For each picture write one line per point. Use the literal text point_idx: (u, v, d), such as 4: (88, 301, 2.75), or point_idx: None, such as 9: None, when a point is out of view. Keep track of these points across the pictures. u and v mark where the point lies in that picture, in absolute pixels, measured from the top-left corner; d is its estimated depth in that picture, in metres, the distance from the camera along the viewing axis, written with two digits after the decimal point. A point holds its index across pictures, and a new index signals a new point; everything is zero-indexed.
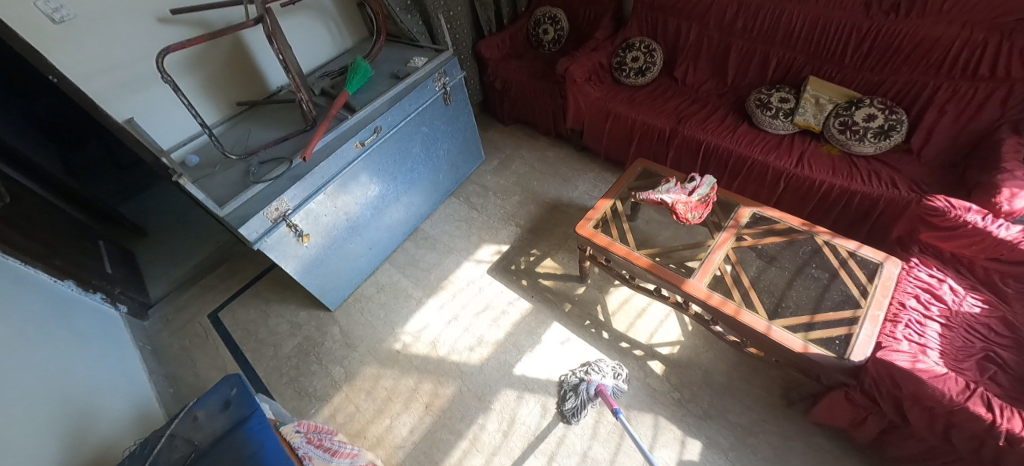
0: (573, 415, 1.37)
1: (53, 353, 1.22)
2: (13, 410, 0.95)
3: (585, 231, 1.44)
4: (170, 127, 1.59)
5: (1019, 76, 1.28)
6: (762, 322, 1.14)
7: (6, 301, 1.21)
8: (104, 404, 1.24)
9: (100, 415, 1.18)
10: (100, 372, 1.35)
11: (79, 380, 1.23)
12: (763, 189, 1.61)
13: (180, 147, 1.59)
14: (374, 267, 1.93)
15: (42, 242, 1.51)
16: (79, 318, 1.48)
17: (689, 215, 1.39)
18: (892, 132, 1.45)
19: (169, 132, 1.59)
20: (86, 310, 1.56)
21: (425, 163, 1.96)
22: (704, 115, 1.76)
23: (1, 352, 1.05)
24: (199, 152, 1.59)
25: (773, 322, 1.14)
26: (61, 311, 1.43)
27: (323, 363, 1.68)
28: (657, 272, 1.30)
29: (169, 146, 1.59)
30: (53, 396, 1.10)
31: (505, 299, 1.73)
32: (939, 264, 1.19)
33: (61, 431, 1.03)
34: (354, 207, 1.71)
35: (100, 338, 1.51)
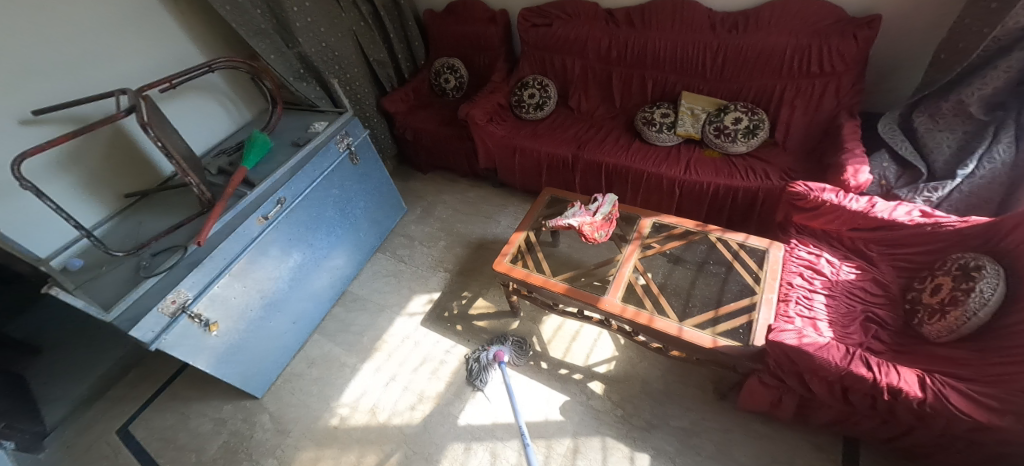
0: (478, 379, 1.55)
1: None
2: None
3: (502, 267, 1.46)
4: (43, 232, 1.46)
5: (842, 69, 1.49)
6: (675, 325, 1.20)
7: None
8: None
9: None
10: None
11: None
12: (664, 198, 1.73)
13: (59, 253, 1.45)
14: (303, 341, 1.82)
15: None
16: None
17: (596, 235, 1.45)
18: (758, 130, 1.62)
19: (42, 237, 1.45)
20: None
21: (343, 225, 1.93)
22: (600, 138, 1.88)
23: None
24: (82, 256, 1.46)
25: (683, 323, 1.19)
26: None
27: (254, 458, 1.53)
28: (573, 296, 1.33)
29: (44, 254, 1.45)
30: None
31: (442, 349, 1.69)
32: (815, 240, 1.32)
33: None
34: (268, 284, 1.63)
35: None
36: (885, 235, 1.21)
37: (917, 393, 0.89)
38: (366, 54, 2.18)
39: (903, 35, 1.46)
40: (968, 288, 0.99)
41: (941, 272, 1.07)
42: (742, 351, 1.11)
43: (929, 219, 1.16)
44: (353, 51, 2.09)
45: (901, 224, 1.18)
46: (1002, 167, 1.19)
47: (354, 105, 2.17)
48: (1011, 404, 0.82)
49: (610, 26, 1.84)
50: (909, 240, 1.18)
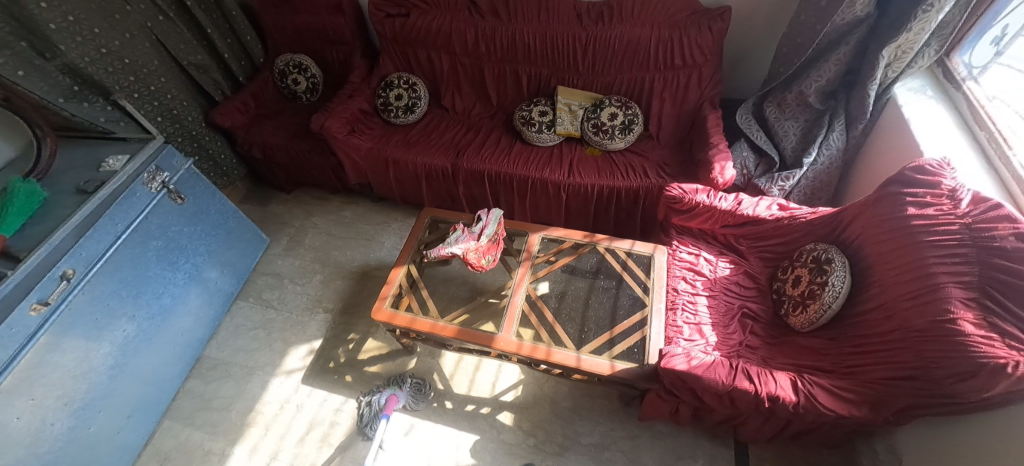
0: (369, 429, 1.37)
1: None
2: None
3: (382, 315, 1.27)
4: None
5: (702, 61, 1.51)
6: (572, 355, 1.13)
7: None
8: None
9: None
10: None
11: None
12: (551, 202, 1.66)
13: None
14: (148, 434, 1.45)
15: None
16: None
17: (482, 262, 1.34)
18: (633, 125, 1.60)
19: None
20: None
21: (178, 280, 1.54)
22: (480, 142, 1.74)
23: None
24: None
25: (581, 352, 1.13)
26: None
27: None
28: (465, 338, 1.20)
29: None
30: None
31: (330, 408, 1.47)
32: (693, 240, 1.34)
33: None
34: (74, 383, 1.23)
35: None
36: (752, 229, 1.27)
37: (792, 397, 0.92)
38: (175, 57, 1.71)
39: (749, 26, 1.52)
40: (822, 282, 1.05)
41: (800, 263, 1.14)
42: (639, 372, 1.08)
43: (786, 211, 1.23)
44: (153, 55, 1.63)
45: (764, 219, 1.24)
46: (837, 153, 1.30)
47: (170, 123, 1.72)
48: (866, 396, 0.89)
49: (474, 17, 1.66)
50: (771, 233, 1.24)
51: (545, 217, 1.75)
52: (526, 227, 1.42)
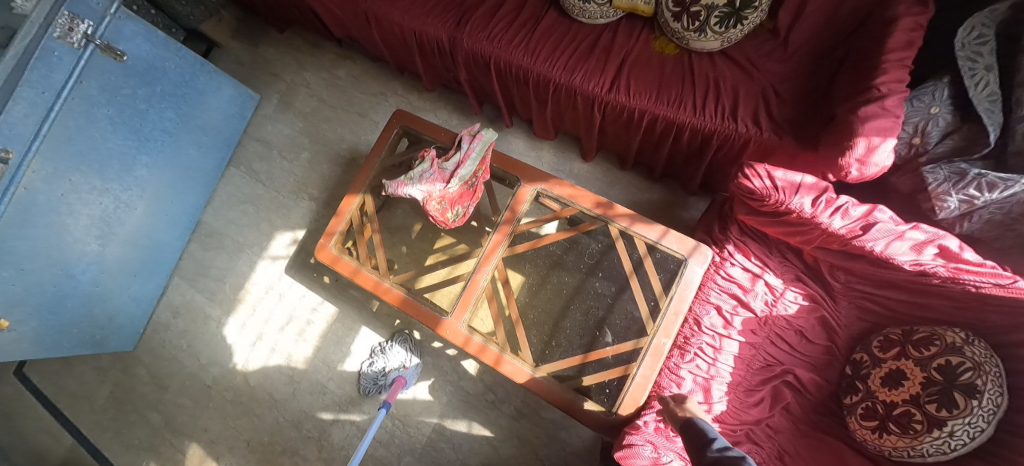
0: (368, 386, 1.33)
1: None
2: None
3: (326, 256, 1.09)
4: None
5: None
6: (522, 369, 0.89)
7: None
8: None
9: None
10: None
11: None
12: (580, 118, 1.15)
13: None
14: (161, 287, 1.60)
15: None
16: None
17: (448, 215, 1.06)
18: (746, 12, 0.93)
19: None
20: None
21: (149, 146, 1.40)
22: (495, 4, 1.15)
23: None
24: None
25: (534, 372, 0.88)
26: None
27: (140, 411, 1.52)
28: (409, 310, 1.00)
29: None
30: None
31: (308, 306, 1.46)
32: (759, 249, 0.87)
33: None
34: (63, 252, 1.27)
35: None
36: (869, 269, 0.76)
37: None
38: None
39: None
40: (931, 416, 0.64)
41: (915, 358, 0.69)
42: (600, 420, 0.84)
43: (949, 261, 0.66)
44: None
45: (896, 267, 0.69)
46: None
47: None
48: None
49: None
50: (896, 284, 0.76)
51: (572, 130, 1.26)
52: (518, 172, 1.03)
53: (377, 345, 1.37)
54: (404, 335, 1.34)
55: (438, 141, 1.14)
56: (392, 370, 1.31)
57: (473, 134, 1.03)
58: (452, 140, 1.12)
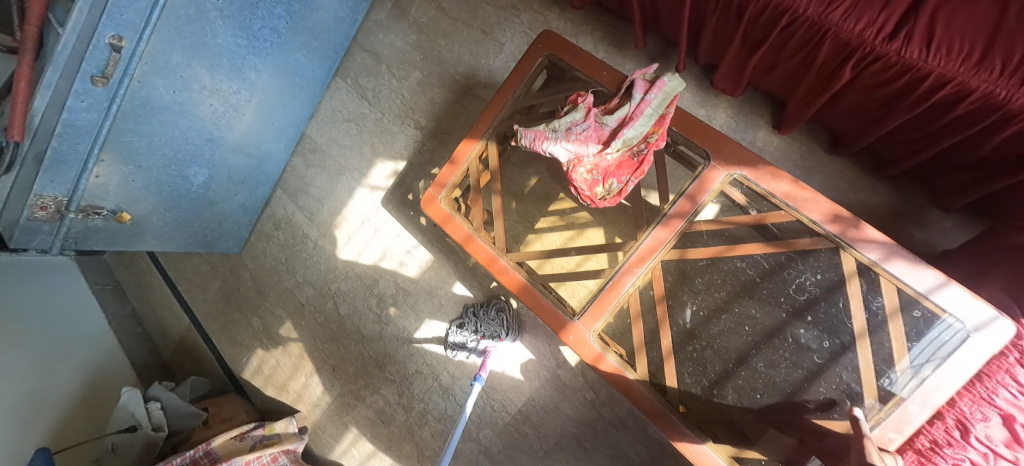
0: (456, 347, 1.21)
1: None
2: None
3: (436, 213, 0.91)
4: None
5: None
6: (669, 414, 0.73)
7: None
8: (49, 395, 1.34)
9: (37, 408, 1.29)
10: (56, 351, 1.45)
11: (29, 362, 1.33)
12: (806, 73, 0.79)
13: None
14: (266, 197, 1.59)
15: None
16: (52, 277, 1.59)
17: (597, 189, 0.84)
18: None
19: None
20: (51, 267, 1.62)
21: (258, 47, 1.24)
22: None
23: None
24: None
25: (684, 421, 0.72)
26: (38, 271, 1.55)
27: (243, 311, 1.60)
28: (528, 301, 0.82)
29: None
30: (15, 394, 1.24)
31: (402, 247, 1.34)
32: None
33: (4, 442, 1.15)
34: (178, 153, 1.24)
35: (70, 294, 1.61)
36: None
37: None
38: None
39: None
40: None
41: None
42: None
43: None
44: None
45: None
46: None
47: None
48: None
49: None
50: None
51: (776, 87, 0.89)
52: (710, 145, 0.77)
53: (469, 305, 1.22)
54: (497, 302, 1.18)
55: (594, 83, 0.88)
56: (484, 338, 1.16)
57: (652, 81, 0.78)
58: (617, 85, 0.85)
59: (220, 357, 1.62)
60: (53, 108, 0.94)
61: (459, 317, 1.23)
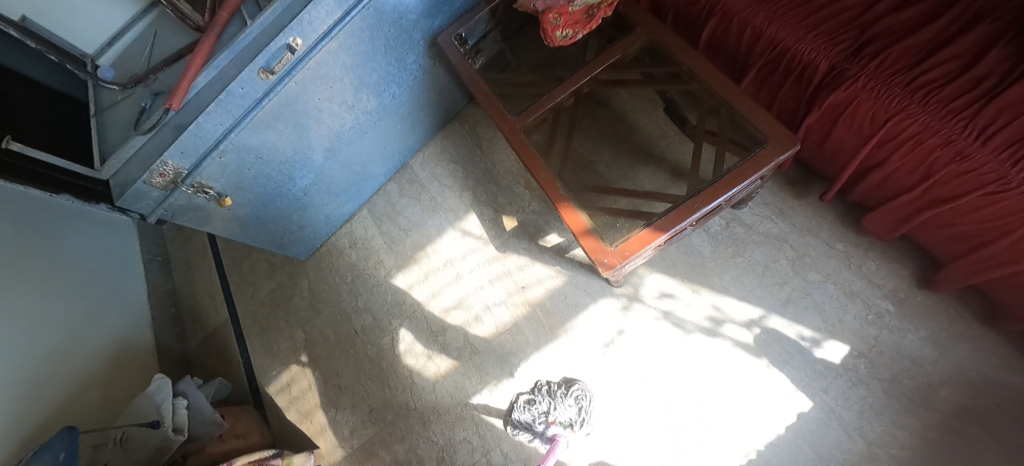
0: (521, 425, 1.09)
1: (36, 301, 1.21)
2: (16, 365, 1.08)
3: (573, 222, 0.88)
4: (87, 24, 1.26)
5: None
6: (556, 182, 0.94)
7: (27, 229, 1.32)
8: (81, 352, 1.29)
9: (66, 364, 1.23)
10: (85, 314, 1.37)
11: (63, 321, 1.28)
12: (993, 242, 0.77)
13: (109, 52, 1.31)
14: (348, 215, 1.58)
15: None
16: (92, 235, 1.57)
17: (558, 35, 1.03)
18: None
19: (86, 30, 1.27)
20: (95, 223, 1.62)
21: (403, 80, 1.31)
22: (930, 40, 0.80)
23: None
24: (123, 68, 1.26)
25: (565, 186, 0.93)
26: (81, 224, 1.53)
27: (289, 321, 1.53)
28: (485, 100, 1.08)
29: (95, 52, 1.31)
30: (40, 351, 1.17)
31: (483, 301, 1.30)
32: None
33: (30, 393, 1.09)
34: (296, 154, 1.25)
35: (107, 256, 1.59)
36: None
37: None
38: None
39: None
40: None
41: None
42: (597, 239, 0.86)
43: None
44: None
45: None
46: None
47: None
48: None
49: None
50: None
51: (940, 245, 0.88)
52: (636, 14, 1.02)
53: (538, 381, 1.13)
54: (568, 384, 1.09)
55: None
56: (555, 423, 1.05)
57: None
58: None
59: (248, 364, 1.52)
60: (212, 87, 1.02)
61: (529, 393, 1.12)
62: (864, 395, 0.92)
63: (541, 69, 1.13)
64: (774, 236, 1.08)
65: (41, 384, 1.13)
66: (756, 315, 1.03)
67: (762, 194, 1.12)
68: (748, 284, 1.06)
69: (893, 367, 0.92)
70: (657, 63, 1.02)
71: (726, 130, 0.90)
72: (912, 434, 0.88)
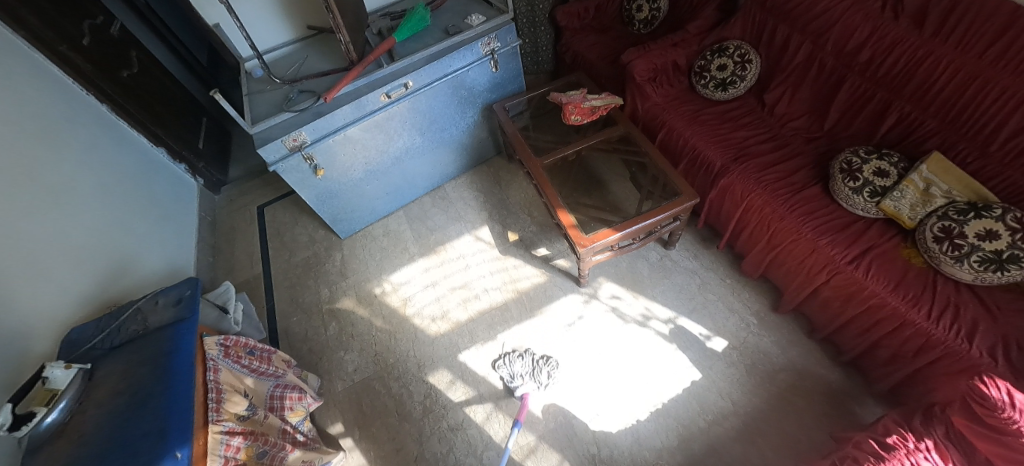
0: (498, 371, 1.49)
1: (102, 223, 1.53)
2: (72, 252, 1.36)
3: (566, 219, 1.42)
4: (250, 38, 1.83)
5: None
6: (558, 197, 1.49)
7: (99, 159, 1.65)
8: (142, 263, 1.61)
9: (130, 268, 1.55)
10: (153, 240, 1.72)
11: (128, 237, 1.61)
12: (800, 273, 1.33)
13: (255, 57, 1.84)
14: (387, 213, 2.04)
15: (134, 117, 1.88)
16: (160, 183, 1.94)
17: (573, 118, 1.68)
18: (1011, 265, 1.02)
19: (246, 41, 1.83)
20: (167, 175, 2.01)
21: (459, 126, 1.93)
22: (772, 160, 1.46)
23: (62, 215, 1.38)
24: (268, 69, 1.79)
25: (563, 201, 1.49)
26: (149, 172, 1.90)
27: (317, 281, 1.88)
28: (519, 146, 1.67)
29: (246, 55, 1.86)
30: (102, 252, 1.48)
31: (483, 285, 1.74)
32: (961, 460, 0.88)
33: (95, 273, 1.41)
34: (376, 154, 1.78)
35: (172, 202, 1.96)
36: None
37: None
38: None
39: None
40: None
41: None
42: (580, 231, 1.39)
43: None
44: None
45: None
46: None
47: (528, 28, 2.09)
48: None
49: (881, 13, 1.27)
50: None
51: (779, 280, 1.44)
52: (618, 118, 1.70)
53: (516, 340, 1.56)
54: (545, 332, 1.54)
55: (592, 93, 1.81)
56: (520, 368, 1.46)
57: (609, 95, 1.73)
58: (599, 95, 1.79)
59: (273, 309, 1.82)
60: (350, 95, 1.59)
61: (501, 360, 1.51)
62: (733, 371, 1.38)
63: (557, 135, 1.75)
64: (690, 269, 1.63)
65: (99, 270, 1.42)
66: (671, 315, 1.53)
67: (685, 243, 1.70)
68: (669, 296, 1.58)
69: (752, 356, 1.40)
70: (626, 146, 1.66)
71: (661, 187, 1.51)
72: (760, 398, 1.32)
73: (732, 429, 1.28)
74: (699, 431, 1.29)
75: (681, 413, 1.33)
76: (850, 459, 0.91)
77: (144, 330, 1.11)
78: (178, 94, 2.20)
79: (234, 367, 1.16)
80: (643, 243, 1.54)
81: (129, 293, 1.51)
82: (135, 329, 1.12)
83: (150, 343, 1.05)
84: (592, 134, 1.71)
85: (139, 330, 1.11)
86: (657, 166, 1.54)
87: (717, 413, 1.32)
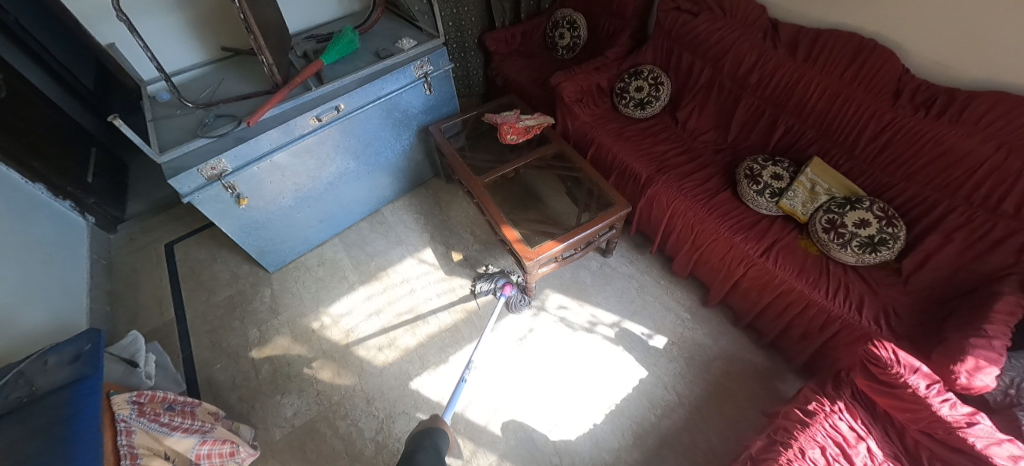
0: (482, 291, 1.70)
1: None
2: None
3: (511, 234, 1.45)
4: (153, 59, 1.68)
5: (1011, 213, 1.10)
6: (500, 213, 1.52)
7: None
8: (18, 318, 1.36)
9: (2, 325, 1.30)
10: (33, 291, 1.46)
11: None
12: (723, 269, 1.48)
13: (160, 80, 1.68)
14: (320, 241, 1.93)
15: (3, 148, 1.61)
16: (38, 223, 1.66)
17: (509, 138, 1.74)
18: (881, 247, 1.24)
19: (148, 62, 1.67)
20: (48, 215, 1.73)
21: (395, 148, 1.91)
22: (689, 169, 1.63)
23: None
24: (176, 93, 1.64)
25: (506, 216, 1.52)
26: (23, 211, 1.62)
27: (244, 321, 1.71)
28: (458, 165, 1.69)
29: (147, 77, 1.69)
30: None
31: (430, 308, 1.70)
32: (866, 415, 1.03)
33: None
34: (307, 180, 1.69)
35: (55, 244, 1.68)
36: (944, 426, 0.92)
37: None
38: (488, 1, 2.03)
39: None
40: None
41: None
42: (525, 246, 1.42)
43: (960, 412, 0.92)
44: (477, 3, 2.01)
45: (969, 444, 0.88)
46: None
47: (458, 53, 2.14)
48: None
49: (763, 43, 1.50)
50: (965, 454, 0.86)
51: (705, 277, 1.58)
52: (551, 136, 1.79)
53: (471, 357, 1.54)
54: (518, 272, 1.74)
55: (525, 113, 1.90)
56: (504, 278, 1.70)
57: (542, 115, 1.81)
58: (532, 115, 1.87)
59: (191, 357, 1.62)
60: (277, 119, 1.50)
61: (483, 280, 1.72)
62: (675, 365, 1.48)
63: (495, 154, 1.80)
64: (628, 274, 1.74)
65: None
66: (616, 319, 1.61)
67: (622, 250, 1.82)
68: (612, 300, 1.66)
69: (689, 349, 1.52)
70: (560, 162, 1.75)
71: (596, 199, 1.61)
72: (700, 387, 1.43)
73: (680, 420, 1.37)
74: (652, 426, 1.36)
75: (634, 411, 1.40)
76: (783, 430, 1.02)
77: (30, 397, 0.93)
78: (60, 122, 1.92)
79: (152, 426, 1.01)
80: (584, 253, 1.61)
81: (1, 356, 1.25)
82: (17, 397, 0.93)
83: (40, 410, 0.88)
84: (528, 151, 1.78)
85: (22, 397, 0.93)
86: (590, 179, 1.64)
87: (665, 406, 1.40)
